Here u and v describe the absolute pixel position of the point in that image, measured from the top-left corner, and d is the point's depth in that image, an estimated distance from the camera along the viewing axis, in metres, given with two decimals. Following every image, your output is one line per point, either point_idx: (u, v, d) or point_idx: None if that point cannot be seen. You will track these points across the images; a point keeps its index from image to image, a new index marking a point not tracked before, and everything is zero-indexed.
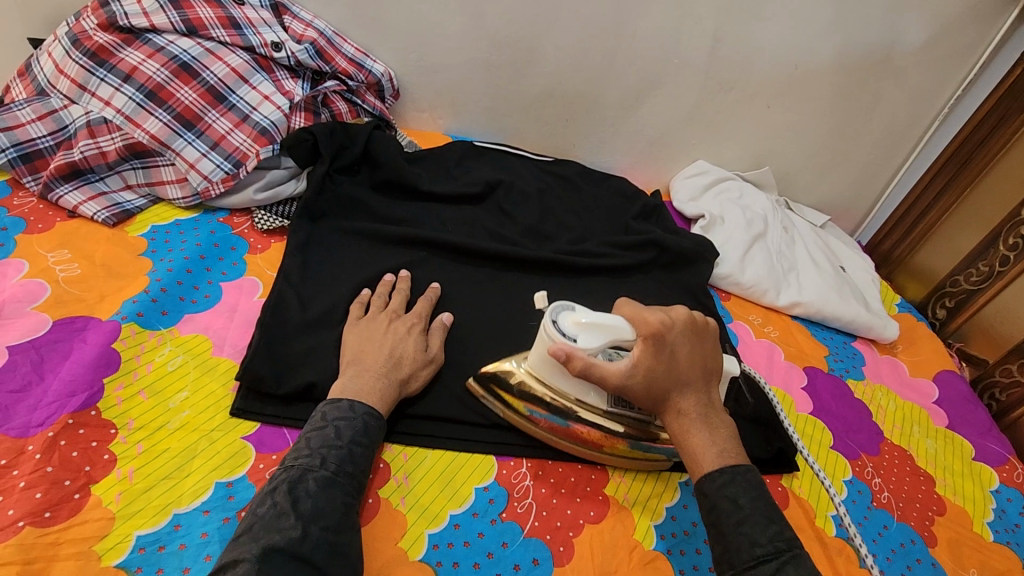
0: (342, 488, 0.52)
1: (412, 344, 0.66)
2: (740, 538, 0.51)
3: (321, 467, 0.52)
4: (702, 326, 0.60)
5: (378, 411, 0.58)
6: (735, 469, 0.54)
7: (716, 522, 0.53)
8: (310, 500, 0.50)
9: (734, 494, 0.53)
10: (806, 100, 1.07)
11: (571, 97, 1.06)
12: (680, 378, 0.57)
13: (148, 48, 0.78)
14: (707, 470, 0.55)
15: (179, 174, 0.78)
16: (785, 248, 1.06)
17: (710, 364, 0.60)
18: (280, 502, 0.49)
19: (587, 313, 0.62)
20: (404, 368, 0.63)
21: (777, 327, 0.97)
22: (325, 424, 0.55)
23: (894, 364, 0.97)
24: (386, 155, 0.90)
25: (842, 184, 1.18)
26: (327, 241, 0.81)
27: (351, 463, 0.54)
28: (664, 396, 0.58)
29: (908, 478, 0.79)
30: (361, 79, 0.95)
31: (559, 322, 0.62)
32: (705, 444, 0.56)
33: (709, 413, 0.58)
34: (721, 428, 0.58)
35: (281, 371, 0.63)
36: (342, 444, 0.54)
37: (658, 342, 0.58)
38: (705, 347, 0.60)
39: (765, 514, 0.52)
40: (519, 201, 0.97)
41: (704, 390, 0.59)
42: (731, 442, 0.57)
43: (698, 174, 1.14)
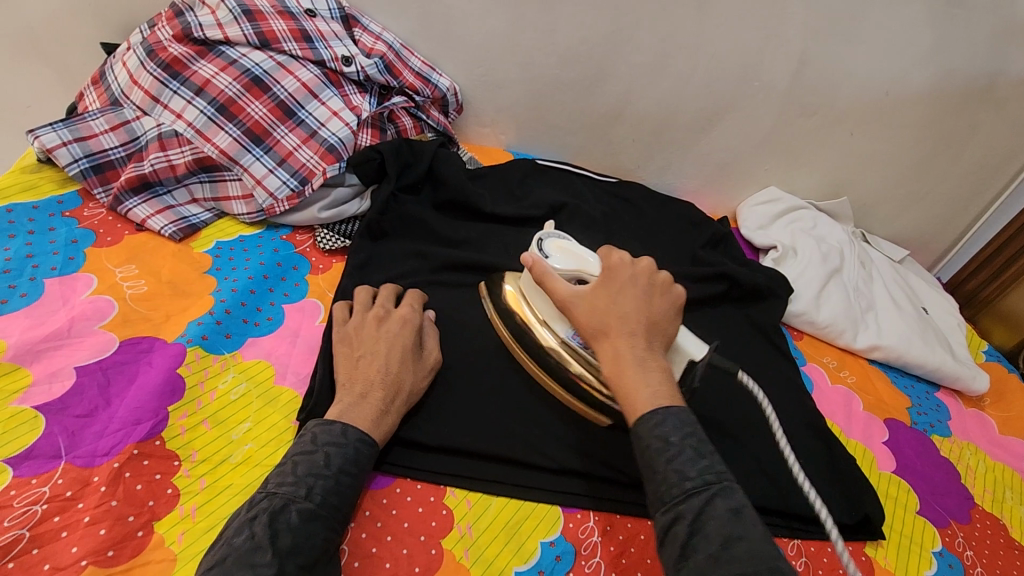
0: (323, 523, 0.48)
1: (403, 348, 0.61)
2: (670, 474, 0.49)
3: (305, 498, 0.48)
4: (664, 280, 0.60)
5: (372, 438, 0.54)
6: (668, 409, 0.52)
7: (647, 460, 0.50)
8: (290, 536, 0.46)
9: (666, 433, 0.50)
10: (894, 129, 1.00)
11: (640, 117, 1.02)
12: (622, 313, 0.57)
13: (221, 60, 0.77)
14: (642, 413, 0.52)
15: (246, 190, 0.76)
16: (863, 285, 0.99)
17: (660, 318, 0.58)
18: (258, 534, 0.45)
19: (575, 245, 0.68)
20: (404, 383, 0.59)
21: (853, 372, 0.91)
22: (314, 449, 0.51)
23: (982, 420, 0.90)
24: (450, 173, 0.87)
25: (925, 218, 1.11)
26: (386, 262, 0.79)
27: (337, 494, 0.50)
28: (602, 327, 0.57)
29: (1002, 552, 0.72)
30: (427, 94, 0.92)
31: (544, 243, 0.68)
32: (637, 382, 0.53)
33: (645, 356, 0.55)
34: (655, 370, 0.54)
35: None
36: (329, 474, 0.50)
37: (610, 275, 0.61)
38: (661, 299, 0.59)
39: (694, 449, 0.50)
40: (583, 225, 0.93)
41: (642, 335, 0.56)
42: (667, 385, 0.54)
43: (770, 202, 1.08)
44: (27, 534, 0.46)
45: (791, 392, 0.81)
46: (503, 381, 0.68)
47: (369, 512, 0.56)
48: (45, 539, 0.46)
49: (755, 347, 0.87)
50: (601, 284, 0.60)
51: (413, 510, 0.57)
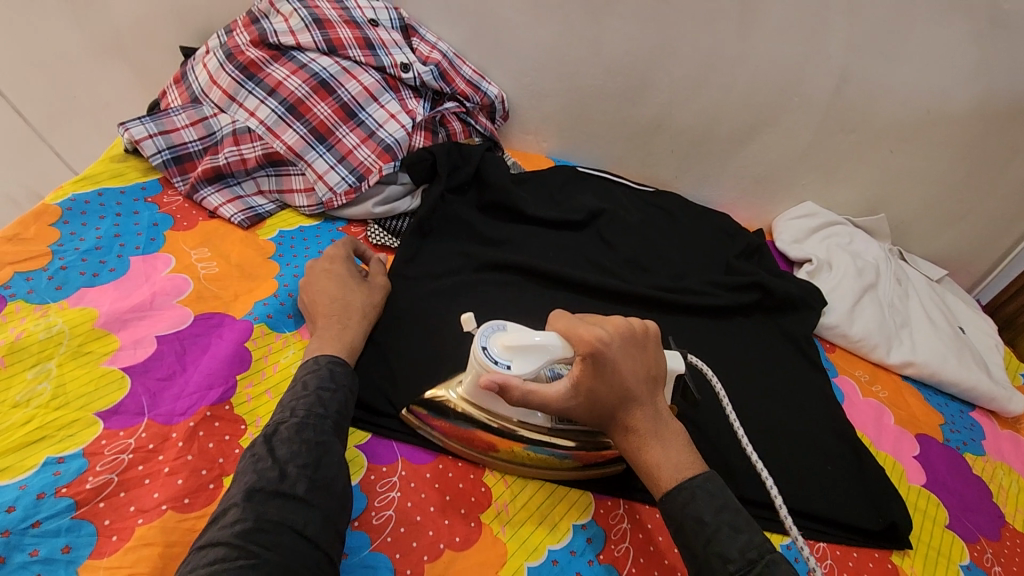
0: (314, 427, 0.53)
1: (343, 283, 0.69)
2: (712, 557, 0.50)
3: (291, 416, 0.54)
4: (644, 329, 0.57)
5: (340, 357, 0.62)
6: (694, 483, 0.53)
7: (685, 542, 0.52)
8: (285, 445, 0.51)
9: (698, 511, 0.52)
10: (935, 148, 1.00)
11: (680, 129, 1.05)
12: (626, 399, 0.55)
13: (292, 64, 0.83)
14: (667, 489, 0.54)
15: (308, 184, 0.82)
16: (897, 302, 1.00)
17: (654, 372, 0.57)
18: (257, 452, 0.51)
19: (518, 331, 0.59)
20: (355, 302, 0.68)
21: (885, 386, 0.92)
22: (295, 382, 0.58)
23: (1017, 442, 0.89)
24: (495, 176, 0.92)
25: (965, 238, 1.10)
26: (427, 254, 0.84)
27: (319, 405, 0.55)
28: (613, 419, 0.56)
29: None
30: (477, 101, 0.98)
31: (488, 346, 0.59)
32: (665, 463, 0.55)
33: (659, 425, 0.56)
34: (671, 438, 0.56)
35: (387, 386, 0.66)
36: (308, 392, 0.56)
37: (596, 366, 0.54)
38: (648, 353, 0.57)
39: (730, 525, 0.51)
40: (620, 231, 0.97)
41: (650, 405, 0.56)
42: (687, 453, 0.56)
43: (806, 216, 1.10)
44: (116, 479, 0.52)
45: (821, 401, 0.83)
46: None
47: (413, 483, 0.60)
48: (130, 484, 0.52)
49: (787, 356, 0.88)
50: (583, 375, 0.55)
51: (454, 485, 0.61)
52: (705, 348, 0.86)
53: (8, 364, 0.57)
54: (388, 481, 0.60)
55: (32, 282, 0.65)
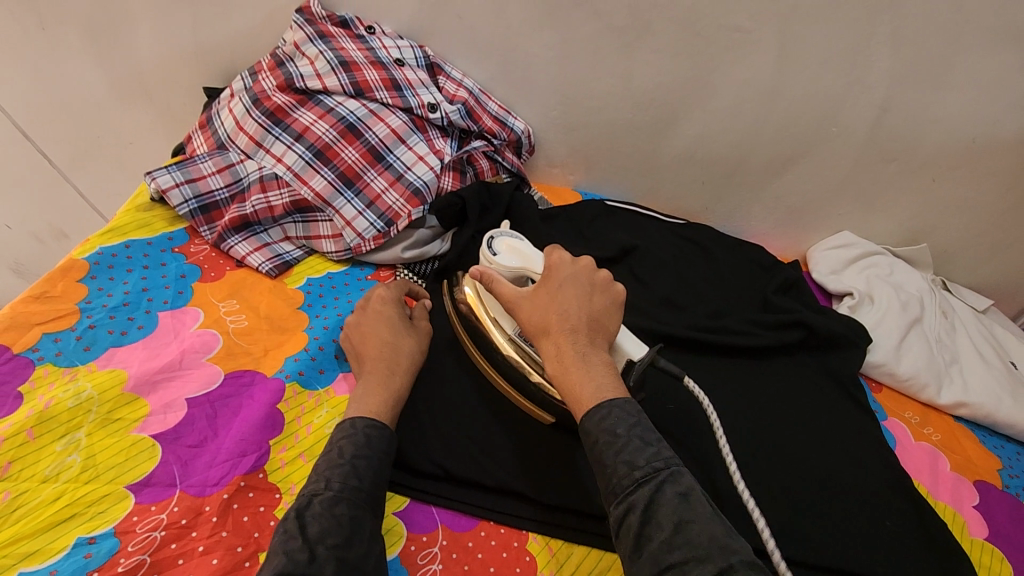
0: (347, 503, 0.50)
1: (390, 319, 0.69)
2: (620, 465, 0.49)
3: (326, 488, 0.50)
4: (606, 280, 0.63)
5: (379, 419, 0.58)
6: (613, 401, 0.53)
7: (598, 456, 0.51)
8: (318, 522, 0.48)
9: (614, 424, 0.51)
10: (981, 176, 0.97)
11: (712, 160, 1.03)
12: (564, 313, 0.58)
13: (319, 109, 0.82)
14: (588, 408, 0.53)
15: (335, 230, 0.80)
16: (944, 336, 0.96)
17: (604, 313, 0.61)
18: (287, 527, 0.47)
19: (523, 245, 0.71)
20: (404, 350, 0.67)
21: (938, 429, 0.87)
22: (330, 446, 0.55)
23: None
24: (525, 216, 0.90)
25: (1011, 267, 1.06)
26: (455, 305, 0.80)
27: (355, 477, 0.52)
28: (545, 326, 0.59)
29: None
30: (504, 138, 0.96)
31: (494, 241, 0.72)
32: (583, 377, 0.55)
33: (588, 351, 0.56)
34: (599, 365, 0.56)
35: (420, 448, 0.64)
36: (343, 460, 0.53)
37: (550, 275, 0.63)
38: (602, 297, 0.62)
39: (640, 438, 0.50)
40: (653, 268, 0.94)
41: (585, 334, 0.58)
42: (611, 378, 0.55)
43: (842, 246, 1.06)
44: (148, 560, 0.49)
45: (873, 447, 0.79)
46: None
47: (455, 555, 0.57)
48: (163, 565, 0.49)
49: (833, 399, 0.84)
50: (541, 287, 0.62)
51: (498, 554, 0.58)
52: (746, 392, 0.83)
53: (37, 435, 0.55)
54: (428, 552, 0.57)
55: (60, 343, 0.63)
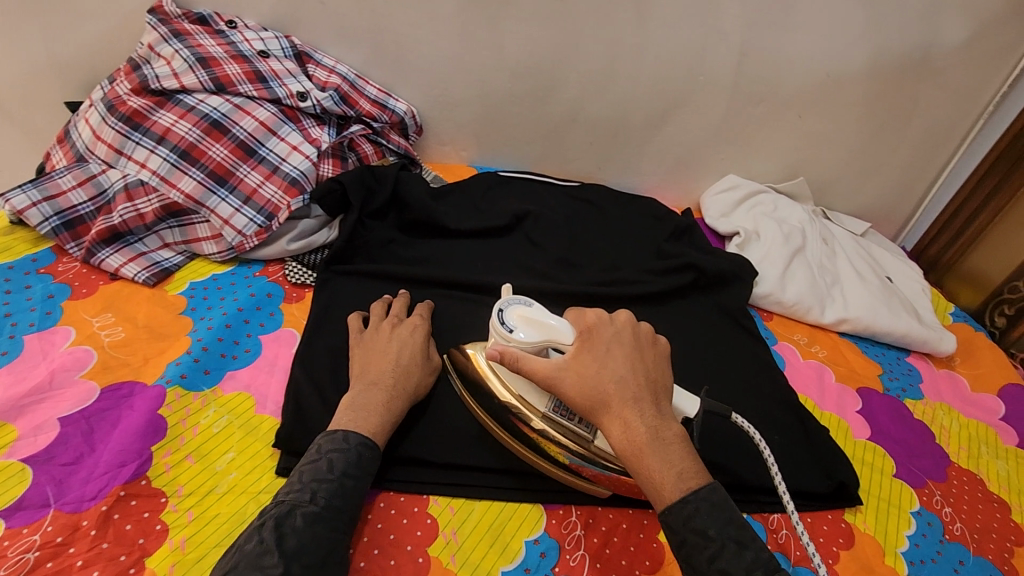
0: (328, 524, 0.51)
1: (412, 350, 0.67)
2: (715, 574, 0.50)
3: (310, 503, 0.52)
4: (649, 330, 0.60)
5: (373, 442, 0.58)
6: (699, 494, 0.51)
7: (685, 557, 0.51)
8: (296, 537, 0.49)
9: (702, 526, 0.50)
10: (840, 108, 1.03)
11: (595, 120, 1.06)
12: (617, 379, 0.55)
13: (180, 108, 0.80)
14: (669, 500, 0.52)
15: (214, 230, 0.79)
16: (826, 261, 1.03)
17: (653, 374, 0.57)
18: (265, 539, 0.49)
19: (540, 311, 0.62)
20: (414, 377, 0.66)
21: (824, 346, 0.94)
22: (319, 456, 0.55)
23: (953, 379, 0.92)
24: (413, 195, 0.91)
25: (881, 191, 1.14)
26: (345, 292, 0.80)
27: (341, 496, 0.53)
28: (603, 401, 0.55)
29: (980, 506, 0.74)
30: (385, 120, 0.96)
31: (505, 313, 0.63)
32: (666, 467, 0.52)
33: (659, 424, 0.54)
34: (674, 444, 0.53)
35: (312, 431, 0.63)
36: (333, 476, 0.54)
37: (592, 338, 0.58)
38: (650, 353, 0.59)
39: (734, 541, 0.50)
40: (547, 231, 0.96)
41: (648, 400, 0.55)
42: (690, 461, 0.53)
43: (730, 189, 1.11)
44: None
45: (764, 371, 0.83)
46: None
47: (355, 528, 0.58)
48: None
49: (725, 331, 0.89)
50: (585, 352, 0.57)
51: (399, 521, 0.59)
52: None
53: None
54: None
55: None
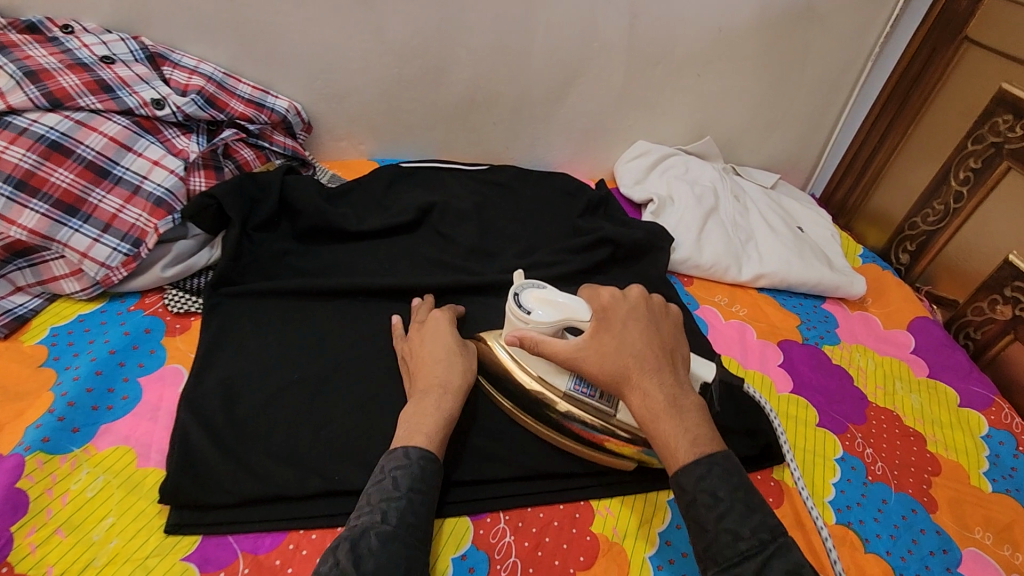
0: (402, 542, 0.49)
1: (449, 348, 0.66)
2: (723, 533, 0.47)
3: (383, 522, 0.49)
4: (661, 302, 0.61)
5: (432, 453, 0.55)
6: (711, 458, 0.49)
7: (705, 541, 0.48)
8: (373, 559, 0.46)
9: (716, 504, 0.48)
10: (736, 63, 1.02)
11: (495, 98, 1.01)
12: (635, 352, 0.55)
13: (9, 132, 0.69)
14: (684, 462, 0.50)
15: (72, 266, 0.70)
16: (739, 218, 1.03)
17: (669, 345, 0.57)
18: (341, 561, 0.46)
19: (553, 291, 0.63)
20: (460, 367, 0.64)
21: (744, 304, 0.94)
22: (383, 475, 0.53)
23: (866, 319, 0.95)
24: (304, 200, 0.84)
25: (786, 141, 1.15)
26: (237, 315, 0.73)
27: (413, 513, 0.51)
28: (622, 373, 0.54)
29: (898, 442, 0.77)
30: (263, 121, 0.88)
31: (522, 297, 0.64)
32: (679, 432, 0.51)
33: (675, 390, 0.53)
34: (690, 409, 0.52)
35: (203, 480, 0.57)
36: (402, 494, 0.51)
37: (608, 318, 0.58)
38: (664, 326, 0.59)
39: (744, 503, 0.48)
40: (456, 220, 0.92)
41: (668, 371, 0.54)
42: (705, 427, 0.52)
43: (640, 155, 1.09)
44: None
45: (686, 337, 0.82)
46: (391, 400, 0.68)
47: None
48: None
49: None
50: (603, 330, 0.57)
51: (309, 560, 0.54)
52: None
53: None
54: None
55: None
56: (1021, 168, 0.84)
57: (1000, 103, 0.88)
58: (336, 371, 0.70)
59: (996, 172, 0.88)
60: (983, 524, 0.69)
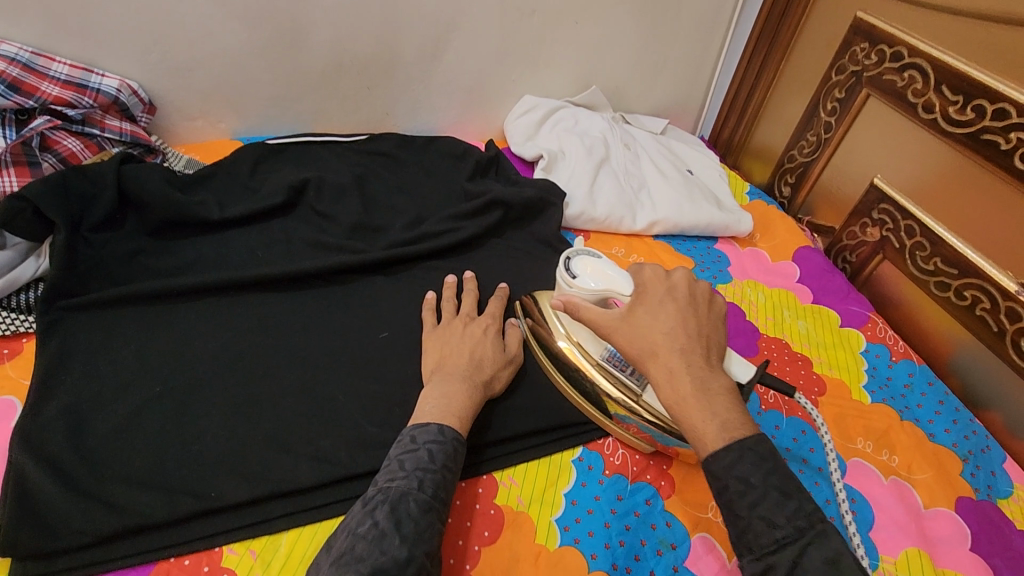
0: (438, 515, 0.49)
1: (485, 341, 0.65)
2: (756, 521, 0.43)
3: (420, 491, 0.48)
4: (706, 290, 0.55)
5: (464, 437, 0.55)
6: (743, 443, 0.45)
7: (727, 505, 0.45)
8: (412, 523, 0.46)
9: (746, 473, 0.44)
10: (612, 7, 1.00)
11: (363, 60, 0.93)
12: (666, 332, 0.50)
13: None
14: (712, 448, 0.46)
15: None
16: (631, 167, 1.02)
17: (708, 332, 0.52)
18: (381, 522, 0.46)
19: (607, 263, 0.62)
20: (487, 370, 0.63)
21: (640, 253, 0.94)
22: (417, 446, 0.52)
23: (756, 254, 0.98)
24: (150, 190, 0.74)
25: (671, 85, 1.15)
26: (82, 330, 0.64)
27: (446, 487, 0.50)
28: (650, 349, 0.50)
29: (787, 368, 0.80)
30: (88, 104, 0.76)
31: (573, 262, 0.63)
32: (703, 414, 0.47)
33: (705, 372, 0.49)
34: (720, 395, 0.48)
35: (47, 523, 0.50)
36: (437, 467, 0.51)
37: (644, 293, 0.54)
38: (705, 311, 0.53)
39: (778, 490, 0.44)
40: (335, 196, 0.85)
41: (698, 352, 0.50)
42: (735, 411, 0.47)
43: (528, 111, 1.05)
44: None
45: None
46: (271, 402, 0.62)
47: None
48: None
49: (544, 261, 0.86)
50: (637, 304, 0.53)
51: None
52: None
53: None
54: None
55: None
56: (879, 94, 0.87)
57: (857, 31, 0.90)
58: (204, 377, 0.63)
59: (858, 99, 0.90)
60: (864, 434, 0.74)
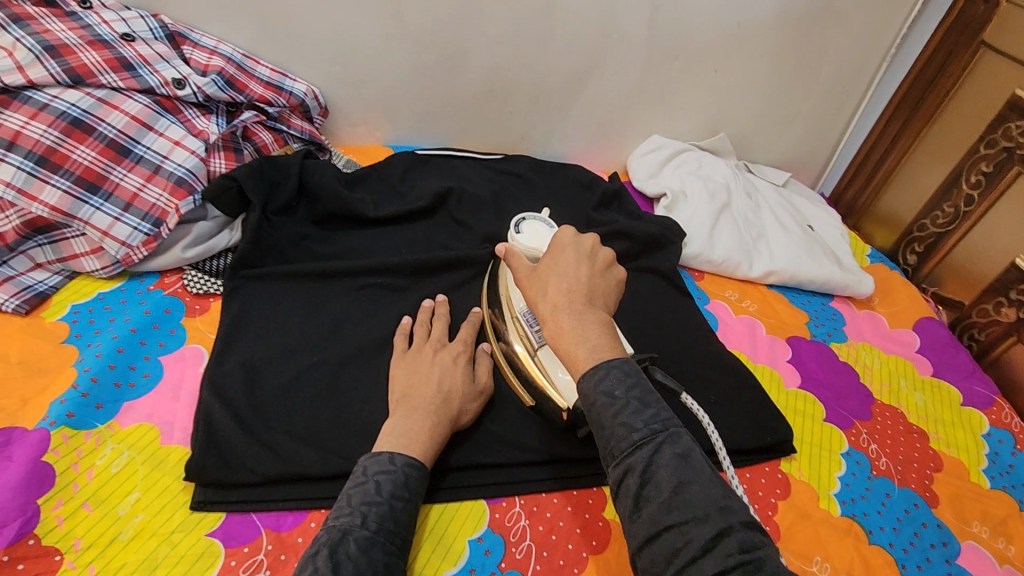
0: (382, 548, 0.49)
1: (445, 369, 0.65)
2: (618, 428, 0.44)
3: (362, 527, 0.49)
4: (607, 255, 0.54)
5: (417, 460, 0.56)
6: (611, 362, 0.46)
7: (594, 417, 0.46)
8: (352, 563, 0.46)
9: (610, 386, 0.45)
10: (751, 61, 1.03)
11: (511, 88, 1.01)
12: (555, 277, 0.51)
13: (29, 107, 0.68)
14: (584, 368, 0.47)
15: (93, 244, 0.71)
16: (751, 215, 1.04)
17: (593, 287, 0.52)
18: (321, 568, 0.45)
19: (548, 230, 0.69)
20: (455, 402, 0.62)
21: (754, 301, 0.95)
22: (366, 479, 0.53)
23: (873, 318, 0.96)
24: (323, 183, 0.84)
25: (799, 139, 1.16)
26: (257, 298, 0.74)
27: (392, 519, 0.51)
28: (539, 282, 0.52)
29: (903, 438, 0.78)
30: (282, 103, 0.88)
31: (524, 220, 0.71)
32: (576, 342, 0.48)
33: (583, 311, 0.49)
34: (594, 324, 0.48)
35: (227, 461, 0.58)
36: (382, 499, 0.51)
37: (552, 244, 0.55)
38: (604, 274, 0.53)
39: (640, 399, 0.45)
40: (472, 208, 0.92)
41: (582, 293, 0.50)
42: (607, 336, 0.48)
43: (655, 150, 1.10)
44: None
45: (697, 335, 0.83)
46: None
47: (284, 555, 0.54)
48: None
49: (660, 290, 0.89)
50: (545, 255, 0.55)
51: None
52: None
53: None
54: (252, 562, 0.53)
55: None
56: None
57: (1014, 108, 0.89)
58: (354, 356, 0.70)
59: (1007, 175, 0.89)
60: (982, 519, 0.71)
